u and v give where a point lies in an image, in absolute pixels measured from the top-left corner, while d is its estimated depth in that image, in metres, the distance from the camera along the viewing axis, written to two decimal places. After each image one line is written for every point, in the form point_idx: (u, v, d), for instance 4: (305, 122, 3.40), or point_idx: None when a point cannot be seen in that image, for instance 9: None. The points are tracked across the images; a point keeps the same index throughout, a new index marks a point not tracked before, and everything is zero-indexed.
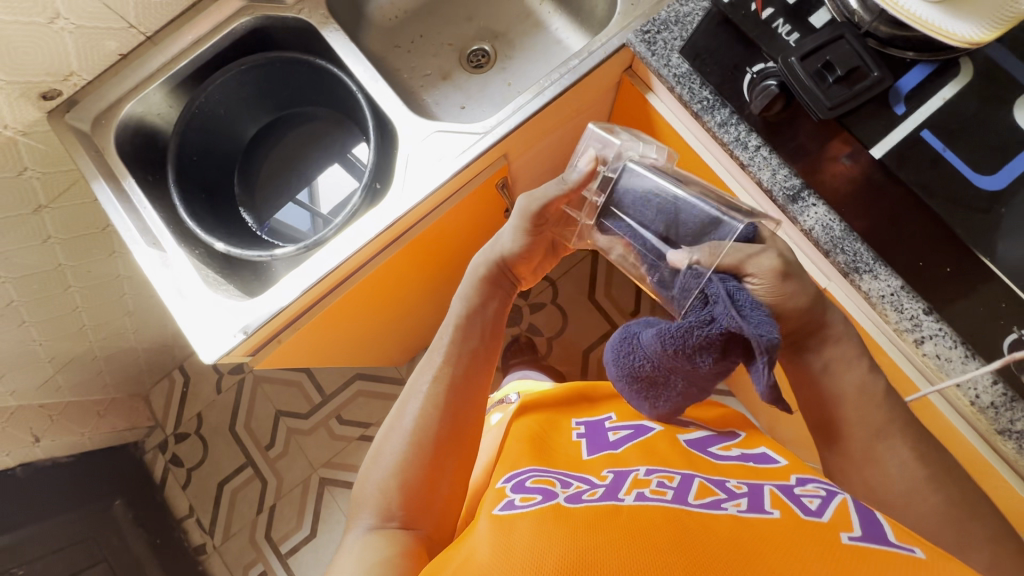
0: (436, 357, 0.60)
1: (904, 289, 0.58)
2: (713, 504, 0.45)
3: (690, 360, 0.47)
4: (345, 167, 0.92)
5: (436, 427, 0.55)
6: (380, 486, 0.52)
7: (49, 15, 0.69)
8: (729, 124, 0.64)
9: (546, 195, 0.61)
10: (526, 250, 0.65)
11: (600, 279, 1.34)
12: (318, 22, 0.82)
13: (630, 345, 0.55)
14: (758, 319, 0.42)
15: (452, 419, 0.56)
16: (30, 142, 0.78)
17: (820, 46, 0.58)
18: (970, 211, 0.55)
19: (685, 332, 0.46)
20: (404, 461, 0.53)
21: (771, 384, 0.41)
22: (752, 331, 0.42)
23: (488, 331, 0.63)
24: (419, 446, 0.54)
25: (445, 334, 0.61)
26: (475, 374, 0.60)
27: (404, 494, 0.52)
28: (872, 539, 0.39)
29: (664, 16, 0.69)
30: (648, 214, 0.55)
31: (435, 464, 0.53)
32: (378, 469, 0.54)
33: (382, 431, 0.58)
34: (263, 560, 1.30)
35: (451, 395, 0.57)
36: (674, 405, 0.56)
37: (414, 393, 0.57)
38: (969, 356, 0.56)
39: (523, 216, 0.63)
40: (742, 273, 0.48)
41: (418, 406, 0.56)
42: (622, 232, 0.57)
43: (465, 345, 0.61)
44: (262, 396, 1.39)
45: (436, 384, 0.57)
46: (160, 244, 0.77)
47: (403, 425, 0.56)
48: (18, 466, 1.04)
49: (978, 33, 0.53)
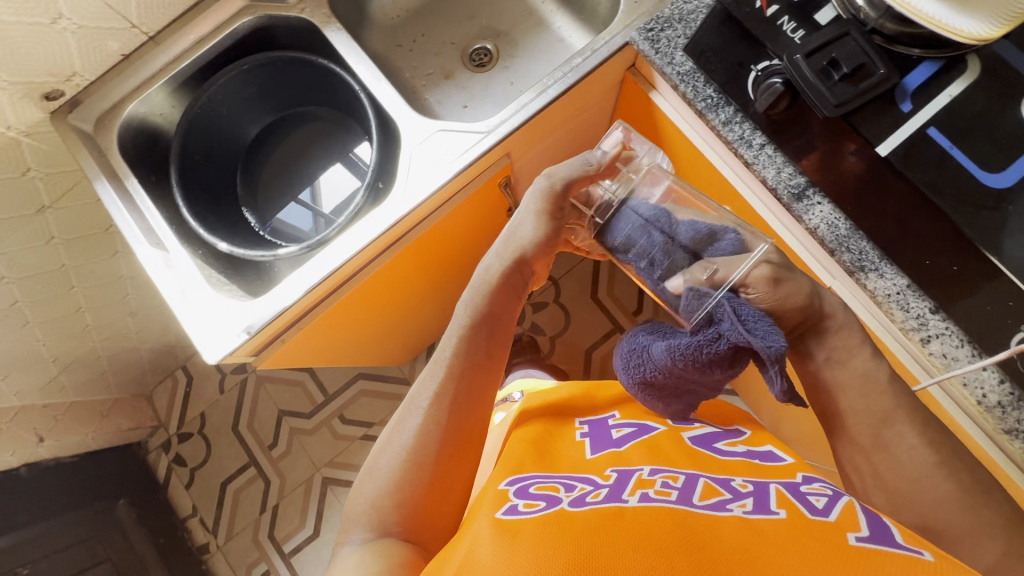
0: (437, 370, 0.59)
1: (909, 287, 0.57)
2: (718, 506, 0.44)
3: (702, 371, 0.50)
4: (347, 167, 0.92)
5: (435, 443, 0.55)
6: (374, 503, 0.52)
7: (52, 16, 0.69)
8: (733, 122, 0.63)
9: (569, 173, 0.60)
10: (544, 240, 0.62)
11: (602, 278, 1.33)
12: (321, 21, 0.82)
13: (639, 359, 0.56)
14: (764, 333, 0.46)
15: (452, 429, 0.56)
16: (33, 143, 0.78)
17: (827, 43, 0.57)
18: (976, 208, 0.55)
19: (696, 350, 0.48)
20: (401, 477, 0.53)
21: (784, 388, 0.46)
22: (761, 343, 0.45)
23: (494, 335, 0.61)
24: (417, 465, 0.54)
25: (449, 345, 0.60)
26: (480, 384, 0.59)
27: (401, 512, 0.52)
28: (879, 540, 0.39)
29: (668, 13, 0.68)
30: (652, 227, 0.55)
31: (434, 477, 0.54)
32: (372, 485, 0.54)
33: (381, 440, 0.58)
34: (266, 560, 1.30)
35: (451, 406, 0.57)
36: (685, 404, 0.58)
37: (414, 408, 0.57)
38: (976, 355, 0.55)
39: (547, 193, 0.60)
40: (739, 285, 0.51)
41: (418, 422, 0.56)
42: (625, 242, 0.56)
43: (468, 358, 0.59)
44: (265, 396, 1.39)
45: (437, 401, 0.57)
46: (163, 244, 0.77)
47: (401, 440, 0.55)
48: (22, 466, 1.05)
49: (987, 29, 0.52)
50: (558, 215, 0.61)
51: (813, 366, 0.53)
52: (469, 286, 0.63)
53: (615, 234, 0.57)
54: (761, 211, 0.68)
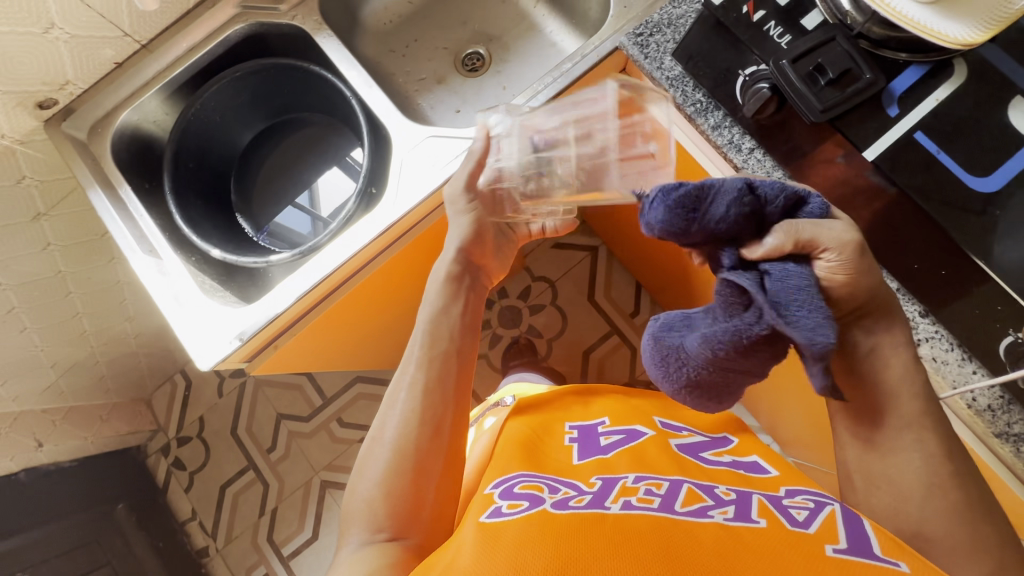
0: (410, 364, 0.60)
1: (900, 290, 0.58)
2: (699, 512, 0.45)
3: (738, 359, 0.45)
4: (343, 170, 0.92)
5: (416, 433, 0.55)
6: (366, 498, 0.53)
7: (44, 25, 0.69)
8: (722, 127, 0.63)
9: (464, 175, 0.66)
10: (474, 238, 0.67)
11: (599, 280, 1.34)
12: (312, 28, 0.83)
13: (672, 356, 0.49)
14: (809, 318, 0.41)
15: (429, 418, 0.56)
16: (28, 151, 0.79)
17: (814, 47, 0.58)
18: (964, 213, 0.55)
19: (734, 336, 0.44)
20: (389, 470, 0.54)
21: (825, 384, 0.42)
22: (806, 336, 0.40)
23: (463, 329, 0.62)
24: (401, 454, 0.54)
25: (418, 337, 0.61)
26: (450, 373, 0.59)
27: (390, 502, 0.52)
28: (857, 552, 0.39)
29: (658, 18, 0.68)
30: (721, 200, 0.45)
31: (416, 464, 0.54)
32: (365, 480, 0.54)
33: (366, 440, 0.59)
34: (266, 562, 1.31)
35: (426, 394, 0.57)
36: (729, 407, 0.50)
37: (394, 401, 0.58)
38: (966, 358, 0.55)
39: (460, 194, 0.66)
40: (814, 251, 0.46)
41: (398, 415, 0.56)
42: (696, 216, 0.45)
43: (436, 348, 0.60)
44: (263, 399, 1.39)
45: (413, 392, 0.57)
46: (156, 251, 0.77)
47: (386, 438, 0.56)
48: (21, 470, 1.05)
49: (971, 34, 0.53)
50: (479, 203, 0.67)
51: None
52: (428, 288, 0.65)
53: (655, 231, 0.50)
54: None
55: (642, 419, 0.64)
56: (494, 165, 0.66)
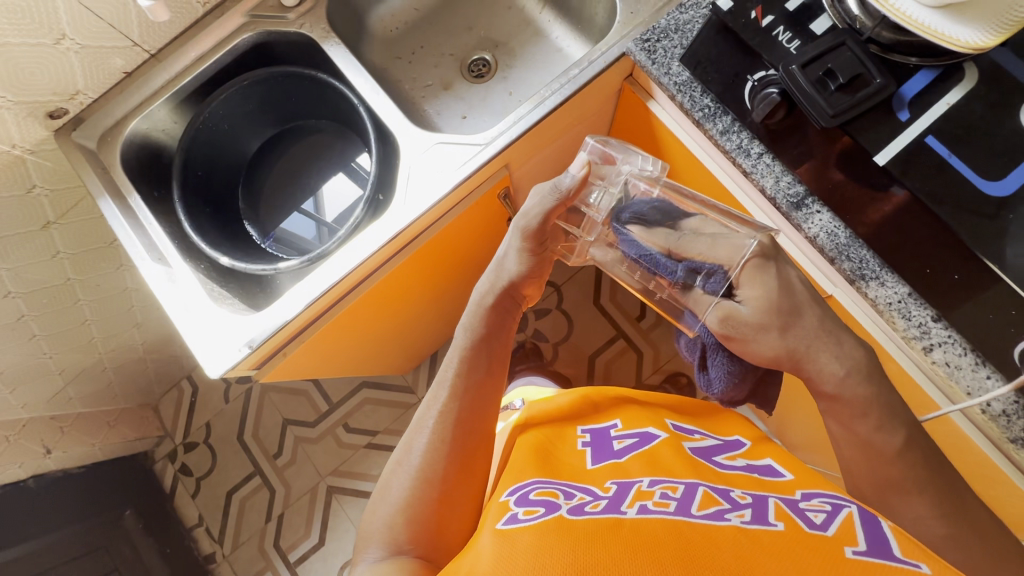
0: (442, 391, 0.62)
1: (911, 295, 0.57)
2: (717, 515, 0.44)
3: None
4: (348, 176, 0.92)
5: (441, 462, 0.57)
6: (386, 521, 0.55)
7: (55, 36, 0.70)
8: (731, 131, 0.63)
9: (542, 207, 0.63)
10: (531, 271, 0.66)
11: (605, 285, 1.33)
12: (320, 36, 0.83)
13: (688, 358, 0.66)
14: (720, 373, 0.60)
15: (457, 448, 0.58)
16: (38, 160, 0.79)
17: (822, 53, 0.57)
18: (978, 217, 0.55)
19: None
20: (410, 497, 0.56)
21: None
22: None
23: (495, 361, 0.65)
24: (424, 483, 0.56)
25: (451, 365, 0.64)
26: (482, 402, 0.62)
27: (410, 529, 0.54)
28: (877, 554, 0.38)
29: (664, 24, 0.68)
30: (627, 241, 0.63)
31: (441, 495, 0.56)
32: (387, 504, 0.56)
33: (388, 466, 0.61)
34: (272, 568, 1.30)
35: (454, 425, 0.59)
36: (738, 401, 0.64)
37: (422, 428, 0.60)
38: (979, 363, 0.54)
39: (525, 231, 0.64)
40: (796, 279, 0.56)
41: (425, 441, 0.59)
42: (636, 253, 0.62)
43: (472, 378, 0.62)
44: (270, 405, 1.40)
45: (442, 419, 0.60)
46: (166, 259, 0.78)
47: (409, 465, 0.58)
48: (30, 477, 1.05)
49: (982, 38, 0.52)
50: (539, 257, 0.66)
51: (828, 390, 0.54)
52: (467, 310, 0.67)
53: (704, 327, 0.60)
54: (796, 255, 0.67)
55: (654, 421, 0.65)
56: (594, 201, 0.66)
